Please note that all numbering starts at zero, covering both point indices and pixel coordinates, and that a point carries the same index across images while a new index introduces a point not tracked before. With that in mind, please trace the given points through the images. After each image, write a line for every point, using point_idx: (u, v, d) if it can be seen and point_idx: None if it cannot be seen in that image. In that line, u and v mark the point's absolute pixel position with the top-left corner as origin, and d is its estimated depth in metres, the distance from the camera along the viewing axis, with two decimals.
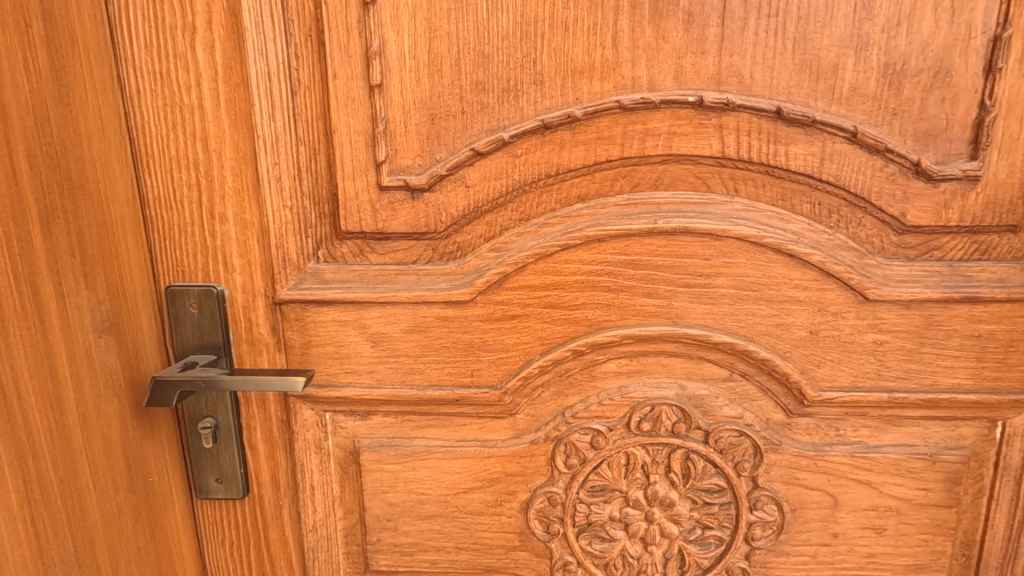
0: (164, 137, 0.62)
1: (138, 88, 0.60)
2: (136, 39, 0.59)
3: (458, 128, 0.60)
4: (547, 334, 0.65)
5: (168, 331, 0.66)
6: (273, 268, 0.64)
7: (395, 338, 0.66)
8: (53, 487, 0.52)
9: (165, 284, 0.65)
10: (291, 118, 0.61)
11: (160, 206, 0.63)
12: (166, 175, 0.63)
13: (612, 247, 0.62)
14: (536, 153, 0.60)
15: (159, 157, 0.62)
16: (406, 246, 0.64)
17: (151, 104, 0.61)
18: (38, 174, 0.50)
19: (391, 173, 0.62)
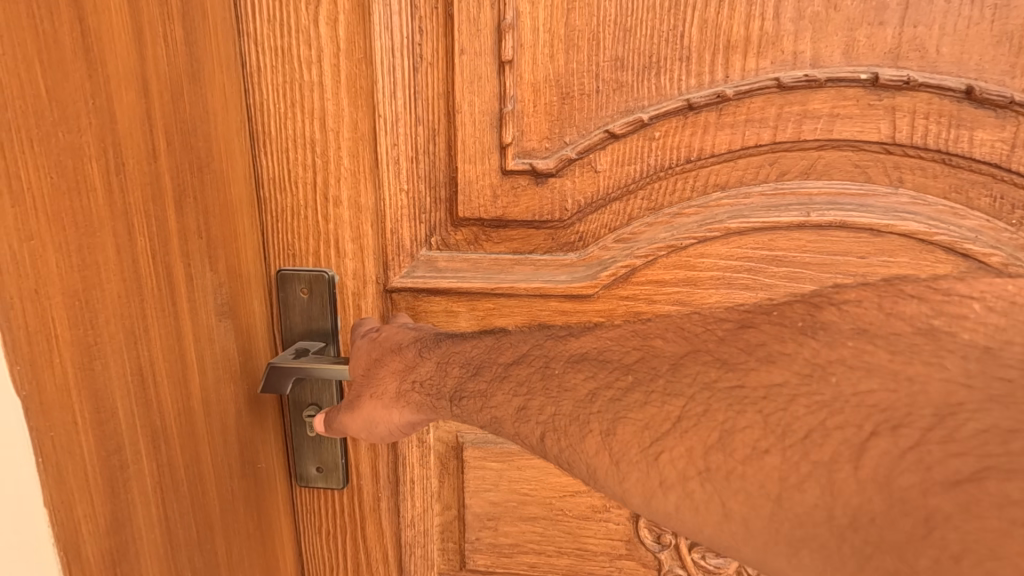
0: (282, 115, 0.60)
1: (259, 64, 0.58)
2: (259, 13, 0.57)
3: (591, 108, 0.56)
4: None
5: (278, 316, 0.65)
6: (387, 254, 0.62)
7: (507, 331, 0.62)
8: (181, 471, 0.50)
9: (276, 267, 0.64)
10: (412, 97, 0.58)
11: (276, 187, 0.62)
12: (282, 155, 0.61)
13: (754, 240, 0.56)
14: (675, 137, 0.55)
15: (276, 136, 0.60)
16: (525, 234, 0.61)
17: (271, 81, 0.59)
18: (172, 151, 0.48)
19: (516, 156, 0.58)
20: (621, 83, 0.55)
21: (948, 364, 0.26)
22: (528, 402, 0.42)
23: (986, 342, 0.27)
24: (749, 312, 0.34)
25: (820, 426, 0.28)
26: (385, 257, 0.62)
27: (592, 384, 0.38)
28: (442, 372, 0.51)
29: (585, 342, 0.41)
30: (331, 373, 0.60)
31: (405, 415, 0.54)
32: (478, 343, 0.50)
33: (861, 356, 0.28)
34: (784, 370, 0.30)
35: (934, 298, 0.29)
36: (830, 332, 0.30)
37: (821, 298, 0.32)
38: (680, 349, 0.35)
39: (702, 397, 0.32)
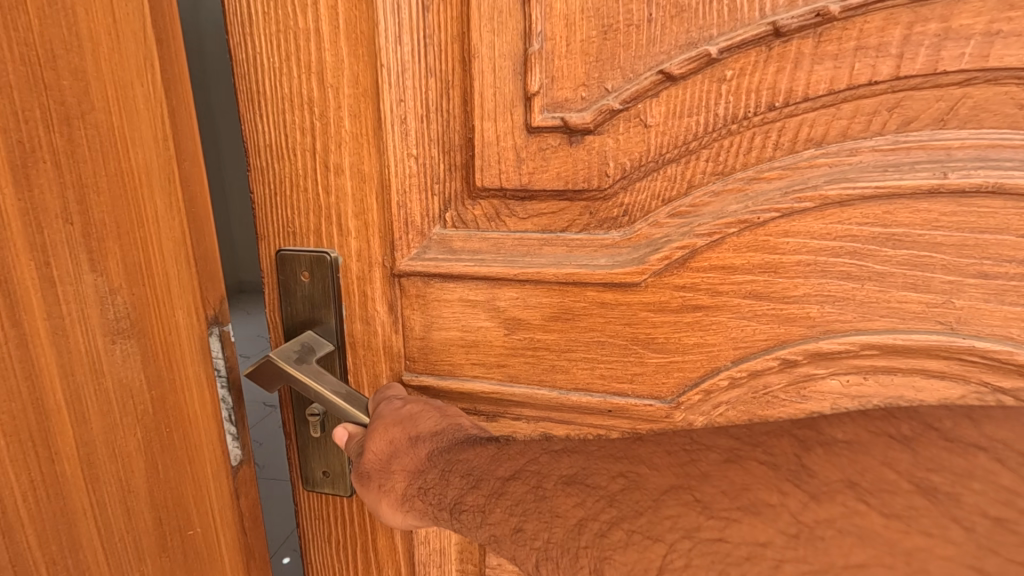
0: (276, 71, 0.51)
1: (249, 12, 0.50)
2: None
3: (641, 43, 0.43)
4: (744, 335, 0.47)
5: (281, 304, 0.57)
6: (392, 232, 0.52)
7: (534, 326, 0.52)
8: (34, 562, 0.36)
9: (276, 247, 0.56)
10: (421, 41, 0.48)
11: (272, 156, 0.54)
12: (278, 117, 0.53)
13: (861, 212, 0.42)
14: (753, 76, 0.42)
15: (271, 96, 0.52)
16: (556, 207, 0.50)
17: (264, 31, 0.51)
18: (1, 93, 0.33)
19: (545, 109, 0.46)
20: (682, 6, 0.42)
21: (953, 541, 0.27)
22: (523, 524, 0.43)
23: (998, 511, 0.27)
24: (736, 445, 0.37)
25: (768, 537, 0.31)
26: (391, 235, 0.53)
27: (580, 514, 0.39)
28: (442, 479, 0.48)
29: (574, 465, 0.43)
30: (319, 395, 0.51)
31: (410, 517, 0.51)
32: (479, 448, 0.48)
33: (852, 519, 0.30)
34: (767, 527, 0.32)
35: (932, 447, 0.30)
36: (819, 485, 0.32)
37: (811, 435, 0.34)
38: (663, 483, 0.37)
39: (682, 548, 0.33)
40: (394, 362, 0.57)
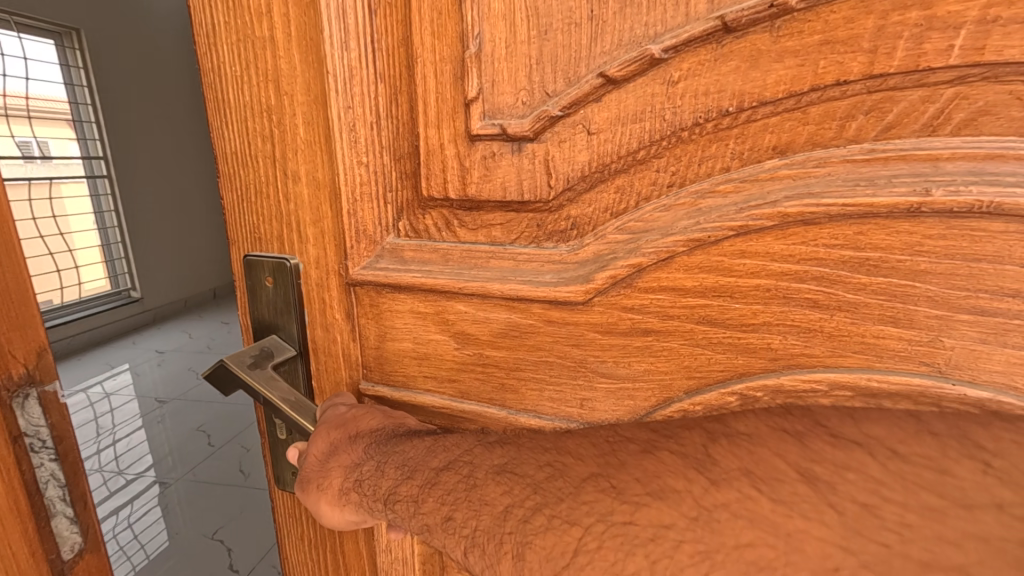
0: (238, 79, 0.52)
1: (212, 22, 0.51)
2: None
3: (583, 43, 0.39)
4: (698, 364, 0.42)
5: (250, 309, 0.59)
6: (346, 241, 0.52)
7: (482, 341, 0.49)
8: None
9: (244, 253, 0.58)
10: (367, 46, 0.47)
11: (237, 163, 0.55)
12: (241, 124, 0.53)
13: (829, 233, 0.36)
14: (701, 79, 0.37)
15: (234, 104, 0.53)
16: (503, 220, 0.47)
17: (226, 40, 0.51)
18: None
19: (484, 116, 0.43)
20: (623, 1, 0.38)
21: (827, 521, 0.28)
22: (454, 513, 0.41)
23: (866, 498, 0.28)
24: (653, 437, 0.37)
25: (673, 520, 0.32)
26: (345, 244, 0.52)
27: (507, 501, 0.39)
28: (377, 471, 0.47)
29: (506, 454, 0.42)
30: (267, 399, 0.52)
31: (347, 512, 0.50)
32: (416, 440, 0.47)
33: (744, 502, 0.31)
34: (673, 510, 0.32)
35: (819, 439, 0.31)
36: (719, 472, 0.32)
37: (718, 427, 0.35)
38: (586, 471, 0.38)
39: (597, 530, 0.34)
40: (352, 371, 0.56)
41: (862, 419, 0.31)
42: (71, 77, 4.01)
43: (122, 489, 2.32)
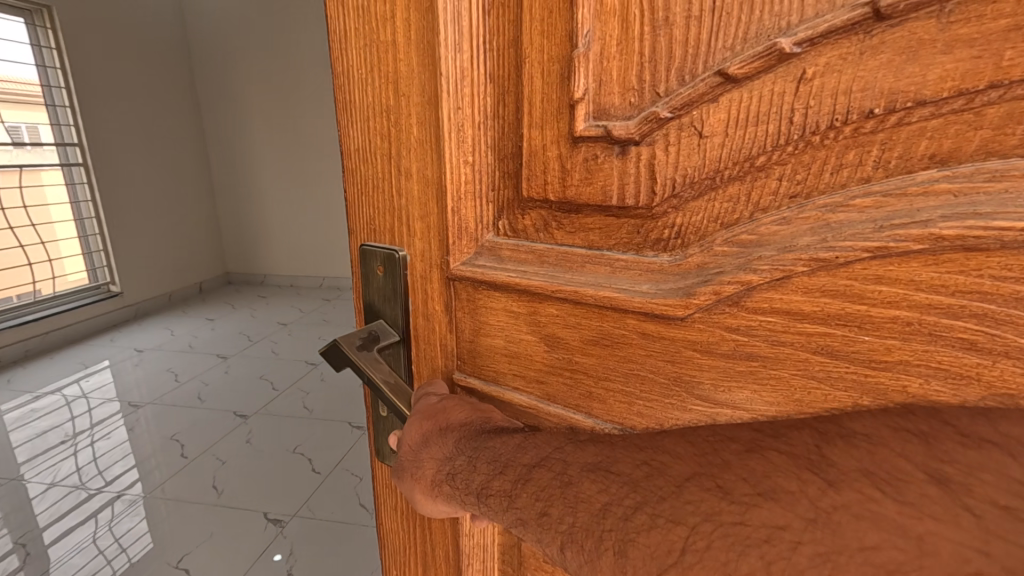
0: (364, 81, 0.56)
1: (346, 27, 0.56)
2: None
3: (707, 33, 0.36)
4: (812, 398, 0.37)
5: (364, 294, 0.64)
6: (449, 237, 0.54)
7: (571, 345, 0.49)
8: None
9: (361, 242, 0.63)
10: (480, 48, 0.48)
11: (358, 159, 0.59)
12: (364, 123, 0.57)
13: (1001, 263, 0.29)
14: (833, 79, 0.32)
15: (359, 104, 0.57)
16: (602, 224, 0.45)
17: (356, 45, 0.55)
18: None
19: (591, 117, 0.42)
20: None
21: (961, 526, 0.25)
22: (550, 509, 0.41)
23: (1008, 500, 0.24)
24: (757, 436, 0.35)
25: (788, 520, 0.30)
26: (447, 241, 0.54)
27: (606, 500, 0.38)
28: (469, 465, 0.47)
29: (600, 451, 0.41)
30: (370, 380, 0.56)
31: (441, 504, 0.51)
32: (507, 437, 0.47)
33: (866, 504, 0.28)
34: (788, 511, 0.30)
35: (946, 439, 0.27)
36: (835, 473, 0.30)
37: (831, 427, 0.32)
38: (688, 469, 0.36)
39: (705, 529, 0.33)
40: (448, 361, 0.59)
41: (1004, 416, 0.26)
42: (42, 55, 3.79)
43: (78, 505, 2.20)
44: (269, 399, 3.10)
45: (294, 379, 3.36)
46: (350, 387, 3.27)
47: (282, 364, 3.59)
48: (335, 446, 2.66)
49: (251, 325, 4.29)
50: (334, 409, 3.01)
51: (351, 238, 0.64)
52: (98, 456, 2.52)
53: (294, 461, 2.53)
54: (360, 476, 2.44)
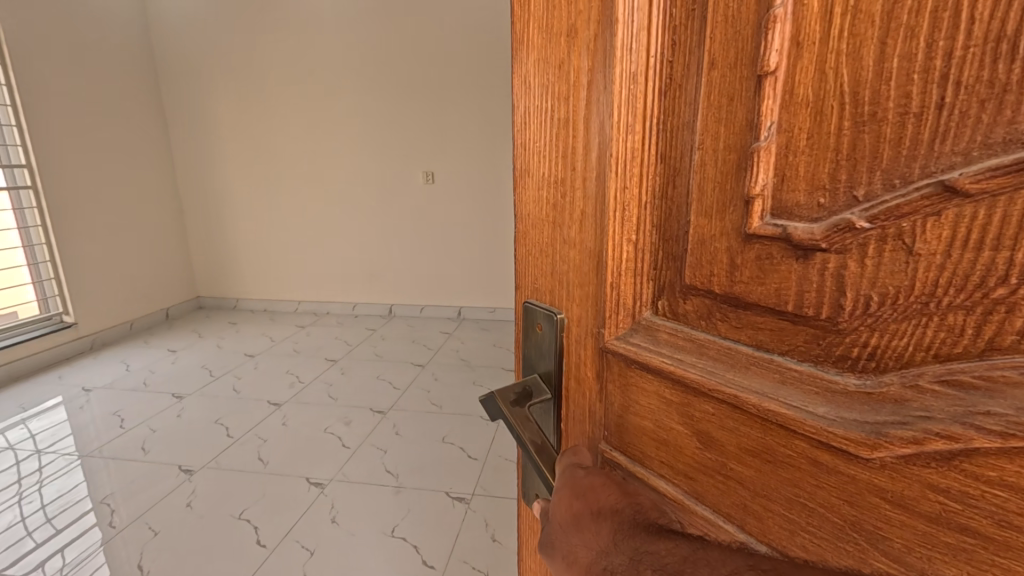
0: (540, 151, 0.59)
1: (528, 101, 0.60)
2: (530, 52, 0.57)
3: (947, 122, 0.29)
4: None
5: (524, 347, 0.69)
6: (609, 311, 0.53)
7: (727, 448, 0.44)
8: None
9: (526, 299, 0.67)
10: (649, 129, 0.47)
11: (527, 226, 0.64)
12: (539, 187, 0.61)
13: None
14: None
15: (533, 173, 0.61)
16: (774, 325, 0.40)
17: (536, 119, 0.59)
18: None
19: (771, 217, 0.38)
20: (1003, 85, 0.26)
21: None
22: None
23: None
24: None
25: None
26: (601, 314, 0.55)
27: None
28: (630, 565, 0.43)
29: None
30: (519, 438, 0.61)
31: None
32: (670, 542, 0.42)
33: None
34: None
35: None
36: None
37: None
38: None
39: None
40: (595, 429, 0.59)
41: None
42: None
43: None
44: (221, 451, 3.07)
45: (248, 425, 3.36)
46: (304, 433, 3.26)
47: (234, 407, 3.61)
48: (287, 507, 2.58)
49: (218, 358, 4.47)
50: (290, 463, 2.96)
51: (516, 294, 0.69)
52: (47, 502, 2.61)
53: (237, 530, 2.43)
54: (310, 549, 2.32)
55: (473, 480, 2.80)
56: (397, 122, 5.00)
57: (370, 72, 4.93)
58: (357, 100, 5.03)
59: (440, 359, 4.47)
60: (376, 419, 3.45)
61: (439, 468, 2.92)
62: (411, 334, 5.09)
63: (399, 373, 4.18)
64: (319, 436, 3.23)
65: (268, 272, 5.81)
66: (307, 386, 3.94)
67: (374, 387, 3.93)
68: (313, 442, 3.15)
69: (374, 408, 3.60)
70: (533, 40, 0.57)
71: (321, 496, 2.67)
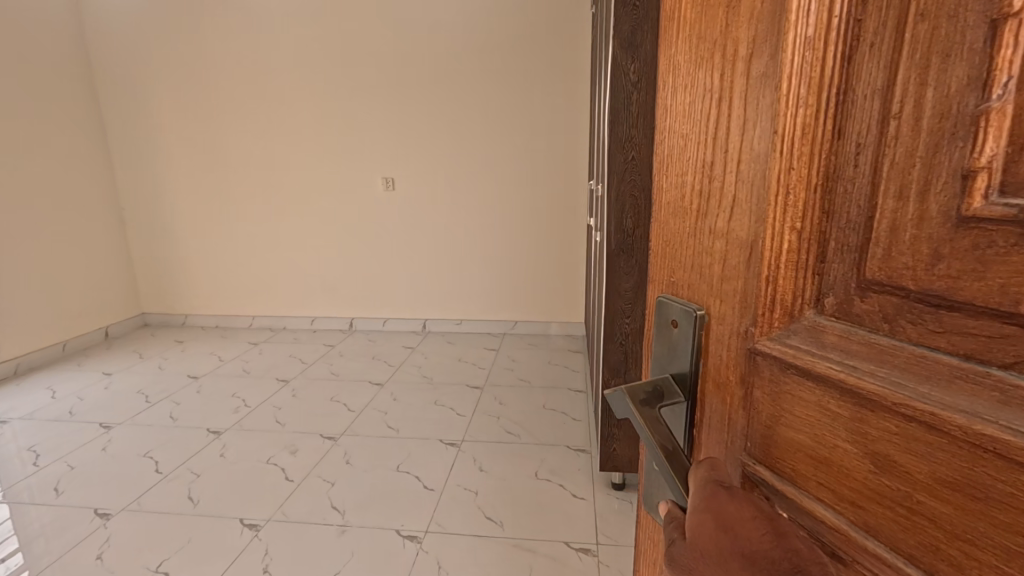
0: (680, 134, 0.56)
1: (671, 81, 0.57)
2: (680, 29, 0.54)
3: None
4: None
5: (660, 332, 0.63)
6: (762, 311, 0.47)
7: (916, 478, 0.37)
8: None
9: (658, 292, 0.63)
10: (829, 97, 0.40)
11: (661, 214, 0.61)
12: (677, 171, 0.57)
13: None
14: None
15: (671, 158, 0.58)
16: (993, 333, 0.33)
17: (677, 101, 0.56)
18: None
19: (997, 199, 0.31)
20: None
21: None
22: None
23: None
24: None
25: None
26: (746, 310, 0.49)
27: None
28: None
29: None
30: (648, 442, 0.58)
31: None
32: None
33: None
34: None
35: None
36: None
37: None
38: None
39: None
40: (738, 443, 0.53)
41: None
42: None
43: None
44: (147, 488, 3.78)
45: (176, 462, 4.13)
46: (244, 464, 4.07)
47: (166, 441, 4.46)
48: (222, 554, 3.11)
49: (158, 383, 5.66)
50: (216, 502, 3.61)
51: (649, 288, 0.66)
52: None
53: None
54: None
55: (428, 518, 3.38)
56: (381, 158, 6.41)
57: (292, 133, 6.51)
58: (301, 162, 6.62)
59: (401, 384, 5.49)
60: (324, 447, 4.30)
61: (379, 502, 3.57)
62: (366, 361, 6.13)
63: (351, 396, 5.24)
64: (264, 466, 4.05)
65: (230, 296, 7.44)
66: (258, 410, 4.99)
67: (317, 414, 4.90)
68: (258, 471, 3.98)
69: (324, 434, 4.51)
70: (678, 24, 0.54)
71: (254, 541, 3.22)
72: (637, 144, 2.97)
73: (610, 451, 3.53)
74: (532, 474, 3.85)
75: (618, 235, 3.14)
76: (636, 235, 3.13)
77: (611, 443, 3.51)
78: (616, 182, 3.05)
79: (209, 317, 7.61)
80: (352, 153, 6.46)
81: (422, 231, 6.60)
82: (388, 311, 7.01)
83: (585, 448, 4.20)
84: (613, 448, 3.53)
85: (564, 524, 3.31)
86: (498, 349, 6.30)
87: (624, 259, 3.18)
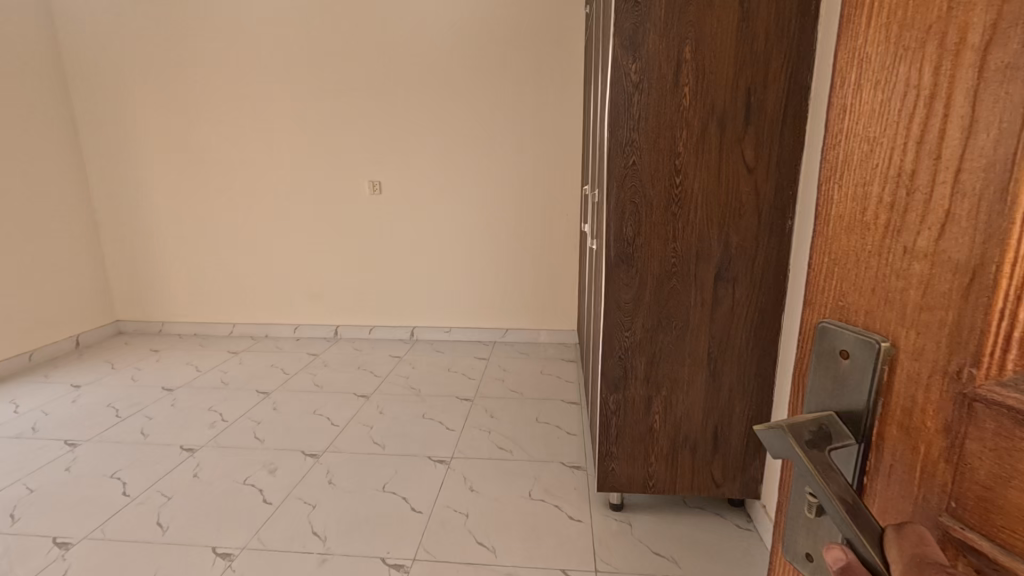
0: (878, 141, 0.54)
1: (866, 88, 0.55)
2: (887, 27, 0.52)
3: None
4: None
5: (816, 379, 0.65)
6: (992, 353, 0.43)
7: None
8: None
9: (822, 320, 0.64)
10: None
11: (838, 228, 0.60)
12: (867, 182, 0.55)
13: None
14: None
15: (859, 167, 0.57)
16: None
17: (878, 105, 0.54)
18: None
19: None
20: None
21: None
22: None
23: None
24: None
25: None
26: (966, 342, 0.46)
27: None
28: None
29: None
30: (822, 488, 0.56)
31: None
32: None
33: None
34: None
35: None
36: None
37: None
38: None
39: None
40: (942, 497, 0.49)
41: None
42: None
43: None
44: (112, 514, 3.53)
45: (145, 484, 3.88)
46: (219, 486, 3.85)
47: (134, 460, 4.21)
48: None
49: (130, 396, 5.36)
50: (188, 527, 3.39)
51: (810, 313, 0.66)
52: None
53: None
54: None
55: (416, 544, 3.22)
56: (367, 162, 6.23)
57: (280, 143, 6.35)
58: (286, 166, 6.42)
59: (388, 397, 5.28)
60: (306, 465, 4.10)
61: (364, 529, 3.37)
62: (352, 372, 5.90)
63: (336, 409, 5.04)
64: (241, 487, 3.83)
65: (210, 303, 7.17)
66: (235, 425, 4.75)
67: (297, 430, 4.66)
68: (234, 492, 3.77)
69: (307, 451, 4.30)
70: (873, 21, 0.54)
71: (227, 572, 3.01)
72: (638, 148, 2.85)
73: (608, 470, 3.37)
74: (526, 495, 3.68)
75: (619, 244, 3.00)
76: (637, 244, 2.99)
77: (610, 461, 3.36)
78: (617, 188, 2.93)
79: (187, 325, 7.33)
80: (338, 156, 6.27)
81: (410, 238, 6.42)
82: (374, 319, 6.82)
83: (581, 464, 4.06)
84: (612, 467, 3.37)
85: (561, 547, 3.18)
86: (488, 359, 6.13)
87: (625, 270, 3.04)
